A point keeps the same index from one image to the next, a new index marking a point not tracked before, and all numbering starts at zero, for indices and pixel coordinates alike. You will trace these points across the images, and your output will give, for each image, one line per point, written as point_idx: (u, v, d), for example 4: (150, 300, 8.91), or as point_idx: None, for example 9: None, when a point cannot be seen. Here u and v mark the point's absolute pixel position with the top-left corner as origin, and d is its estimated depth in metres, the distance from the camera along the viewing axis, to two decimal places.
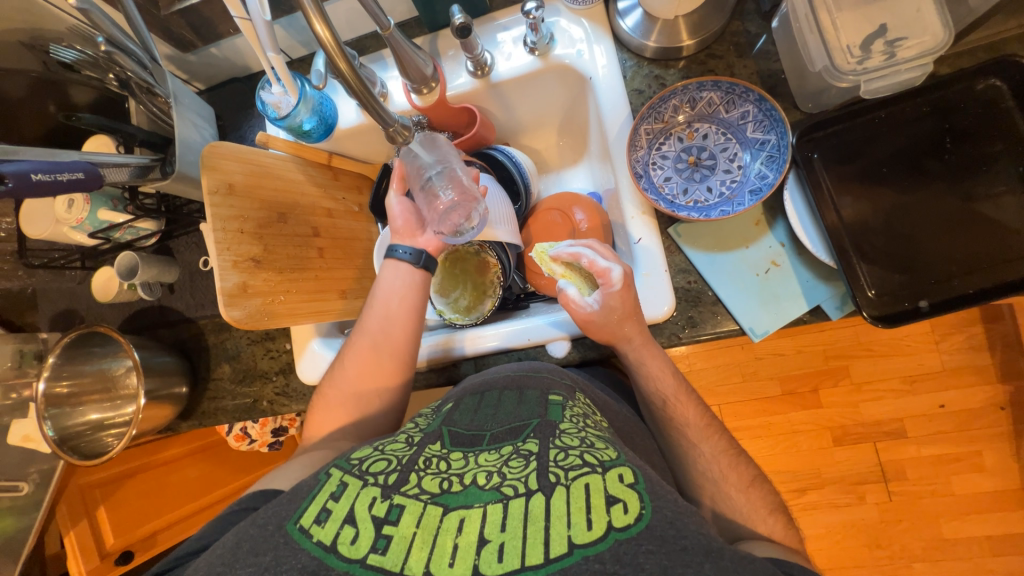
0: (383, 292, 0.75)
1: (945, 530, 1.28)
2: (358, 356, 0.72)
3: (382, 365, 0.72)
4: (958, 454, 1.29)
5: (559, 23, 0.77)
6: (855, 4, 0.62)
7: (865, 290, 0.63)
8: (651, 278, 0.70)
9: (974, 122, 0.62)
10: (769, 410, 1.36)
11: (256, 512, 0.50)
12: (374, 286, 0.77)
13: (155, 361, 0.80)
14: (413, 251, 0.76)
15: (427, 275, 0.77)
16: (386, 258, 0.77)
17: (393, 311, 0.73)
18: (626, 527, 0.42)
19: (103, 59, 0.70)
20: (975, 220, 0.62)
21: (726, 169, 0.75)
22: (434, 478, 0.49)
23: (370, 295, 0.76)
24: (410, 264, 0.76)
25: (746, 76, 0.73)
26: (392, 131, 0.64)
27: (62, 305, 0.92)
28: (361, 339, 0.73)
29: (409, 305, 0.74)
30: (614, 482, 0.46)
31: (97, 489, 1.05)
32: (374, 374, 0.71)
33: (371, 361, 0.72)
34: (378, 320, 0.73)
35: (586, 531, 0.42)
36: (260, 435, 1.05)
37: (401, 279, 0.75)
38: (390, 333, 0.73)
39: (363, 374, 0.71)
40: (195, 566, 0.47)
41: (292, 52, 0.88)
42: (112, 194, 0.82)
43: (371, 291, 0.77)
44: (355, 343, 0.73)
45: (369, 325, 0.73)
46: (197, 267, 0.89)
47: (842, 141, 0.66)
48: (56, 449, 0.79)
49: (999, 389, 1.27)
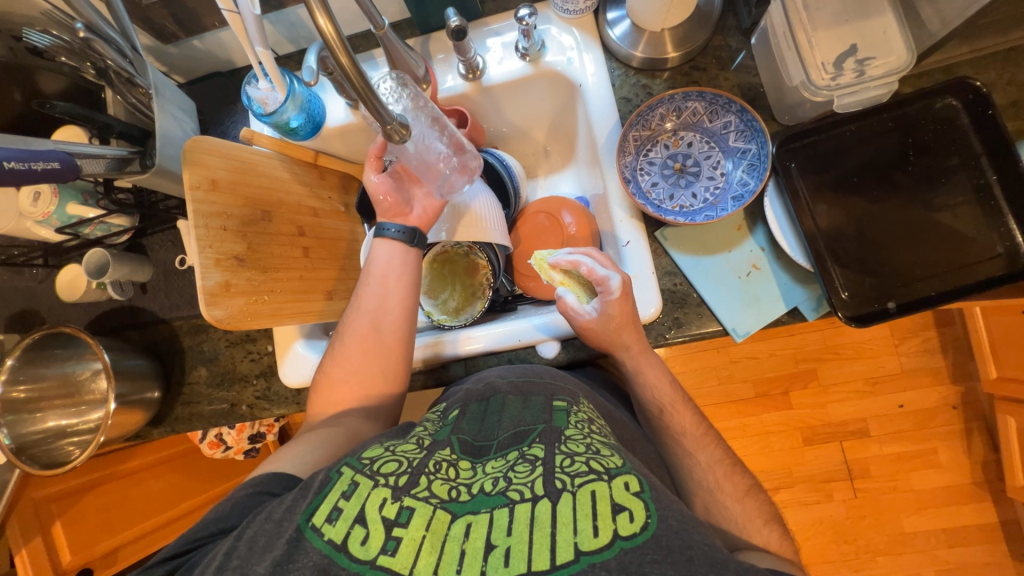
0: (379, 271, 0.73)
1: (907, 525, 1.35)
2: (356, 336, 0.71)
3: (382, 342, 0.71)
4: (917, 451, 1.37)
5: (551, 31, 0.79)
6: (829, 24, 0.66)
7: (840, 292, 0.67)
8: (640, 280, 0.72)
9: (934, 137, 0.67)
10: (743, 410, 1.41)
11: (273, 505, 0.50)
12: (367, 264, 0.75)
13: (127, 364, 0.76)
14: (402, 229, 0.74)
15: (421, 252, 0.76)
16: (376, 238, 0.75)
17: (389, 289, 0.72)
18: (632, 536, 0.43)
19: (79, 46, 0.65)
20: (937, 229, 0.67)
21: (710, 176, 0.78)
22: (444, 484, 0.50)
23: (362, 275, 0.75)
24: (403, 243, 0.74)
25: (727, 88, 0.76)
26: (388, 130, 0.58)
27: (20, 305, 0.86)
28: (359, 319, 0.72)
29: (405, 281, 0.73)
30: (621, 490, 0.46)
31: (53, 504, 0.97)
32: (374, 357, 0.70)
33: (371, 340, 0.70)
34: (374, 299, 0.72)
35: (592, 538, 0.42)
36: (237, 442, 1.01)
37: (397, 260, 0.74)
38: (388, 311, 0.72)
39: (365, 355, 0.70)
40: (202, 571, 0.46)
41: (279, 48, 0.87)
42: (84, 186, 0.77)
43: (364, 270, 0.76)
44: (352, 325, 0.72)
45: (365, 304, 0.72)
46: (172, 265, 0.85)
47: (817, 152, 0.70)
48: (13, 458, 0.74)
49: (951, 389, 1.36)
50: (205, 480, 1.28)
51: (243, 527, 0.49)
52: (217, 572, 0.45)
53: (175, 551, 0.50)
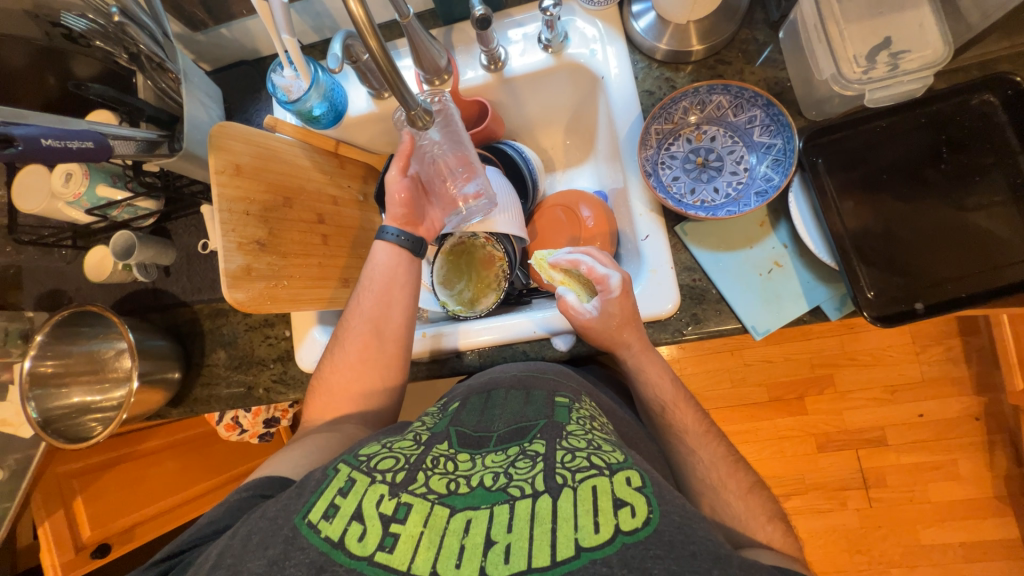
0: (382, 277, 0.74)
1: (924, 537, 1.32)
2: (357, 342, 0.71)
3: (385, 350, 0.71)
4: (936, 462, 1.33)
5: (574, 22, 0.79)
6: (860, 16, 0.66)
7: (866, 292, 0.65)
8: (658, 275, 0.72)
9: (969, 134, 0.65)
10: (757, 415, 1.39)
11: (267, 504, 0.50)
12: (366, 267, 0.76)
13: (150, 344, 0.78)
14: (399, 231, 0.76)
15: (414, 258, 0.76)
16: (377, 239, 0.76)
17: (393, 296, 0.73)
18: (633, 531, 0.42)
19: (114, 30, 0.68)
20: (967, 228, 0.65)
21: (733, 170, 0.77)
22: (443, 478, 0.50)
23: (363, 277, 0.75)
24: (405, 249, 0.75)
25: (753, 82, 0.75)
26: (413, 115, 0.60)
27: (49, 285, 0.89)
28: (359, 324, 0.72)
29: (409, 289, 0.75)
30: (622, 485, 0.46)
31: (74, 480, 1.00)
32: (374, 364, 0.71)
33: (372, 347, 0.71)
34: (376, 306, 0.72)
35: (593, 534, 0.42)
36: (252, 425, 1.03)
37: (400, 267, 0.75)
38: (388, 319, 0.72)
39: (365, 360, 0.71)
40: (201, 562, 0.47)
41: (305, 38, 0.88)
42: (113, 170, 0.81)
43: (364, 272, 0.76)
44: (352, 331, 0.72)
45: (366, 311, 0.72)
46: (195, 250, 0.87)
47: (846, 148, 0.68)
48: (40, 431, 0.76)
49: (975, 400, 1.32)
50: (223, 463, 1.26)
51: (237, 526, 0.49)
52: (210, 571, 0.45)
53: (168, 552, 0.51)
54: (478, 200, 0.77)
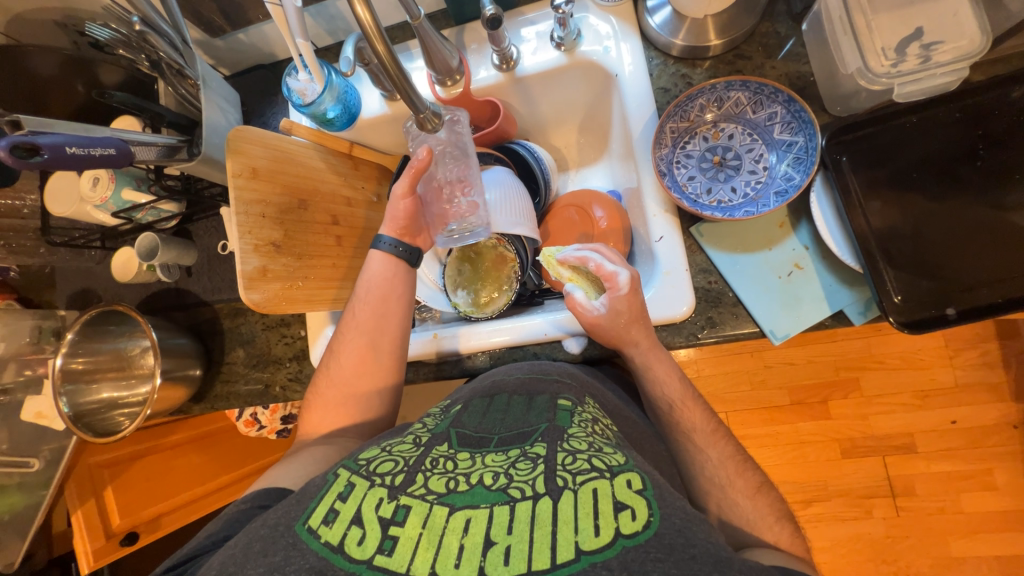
0: (379, 290, 0.74)
1: (955, 549, 1.26)
2: (354, 352, 0.72)
3: (380, 361, 0.72)
4: (970, 471, 1.27)
5: (587, 19, 0.78)
6: (890, 7, 0.63)
7: (893, 296, 0.62)
8: (672, 276, 0.70)
9: (1008, 127, 0.61)
10: (777, 418, 1.35)
11: (268, 512, 0.51)
12: (359, 275, 0.76)
13: (172, 342, 0.80)
14: (395, 242, 0.75)
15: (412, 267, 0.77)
16: (372, 248, 0.76)
17: (388, 308, 0.73)
18: (634, 534, 0.42)
19: (135, 38, 0.70)
20: (1001, 227, 0.61)
21: (751, 169, 0.75)
22: (442, 478, 0.50)
23: (358, 288, 0.75)
24: (399, 258, 0.76)
25: (774, 77, 0.72)
26: (421, 118, 0.60)
27: (80, 284, 0.93)
28: (356, 336, 0.72)
29: (404, 301, 0.75)
30: (622, 488, 0.45)
31: (104, 469, 1.06)
32: (372, 373, 0.72)
33: (368, 360, 0.72)
34: (373, 318, 0.72)
35: (593, 537, 0.41)
36: (270, 421, 1.05)
37: (397, 279, 0.75)
38: (384, 332, 0.73)
39: (361, 373, 0.71)
40: (207, 566, 0.48)
41: (319, 41, 0.89)
42: (136, 174, 0.83)
43: (359, 282, 0.76)
44: (349, 343, 0.72)
45: (361, 323, 0.72)
46: (215, 250, 0.89)
47: (873, 144, 0.65)
48: (71, 425, 0.80)
49: (1012, 407, 1.25)
50: (243, 456, 1.29)
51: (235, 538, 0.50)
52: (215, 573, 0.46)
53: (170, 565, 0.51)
54: (477, 217, 0.76)
